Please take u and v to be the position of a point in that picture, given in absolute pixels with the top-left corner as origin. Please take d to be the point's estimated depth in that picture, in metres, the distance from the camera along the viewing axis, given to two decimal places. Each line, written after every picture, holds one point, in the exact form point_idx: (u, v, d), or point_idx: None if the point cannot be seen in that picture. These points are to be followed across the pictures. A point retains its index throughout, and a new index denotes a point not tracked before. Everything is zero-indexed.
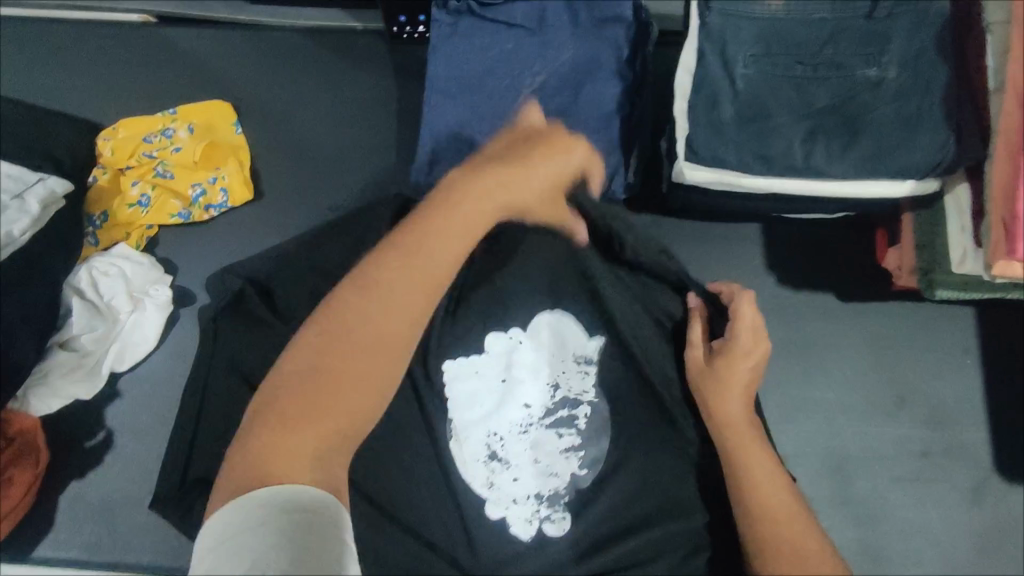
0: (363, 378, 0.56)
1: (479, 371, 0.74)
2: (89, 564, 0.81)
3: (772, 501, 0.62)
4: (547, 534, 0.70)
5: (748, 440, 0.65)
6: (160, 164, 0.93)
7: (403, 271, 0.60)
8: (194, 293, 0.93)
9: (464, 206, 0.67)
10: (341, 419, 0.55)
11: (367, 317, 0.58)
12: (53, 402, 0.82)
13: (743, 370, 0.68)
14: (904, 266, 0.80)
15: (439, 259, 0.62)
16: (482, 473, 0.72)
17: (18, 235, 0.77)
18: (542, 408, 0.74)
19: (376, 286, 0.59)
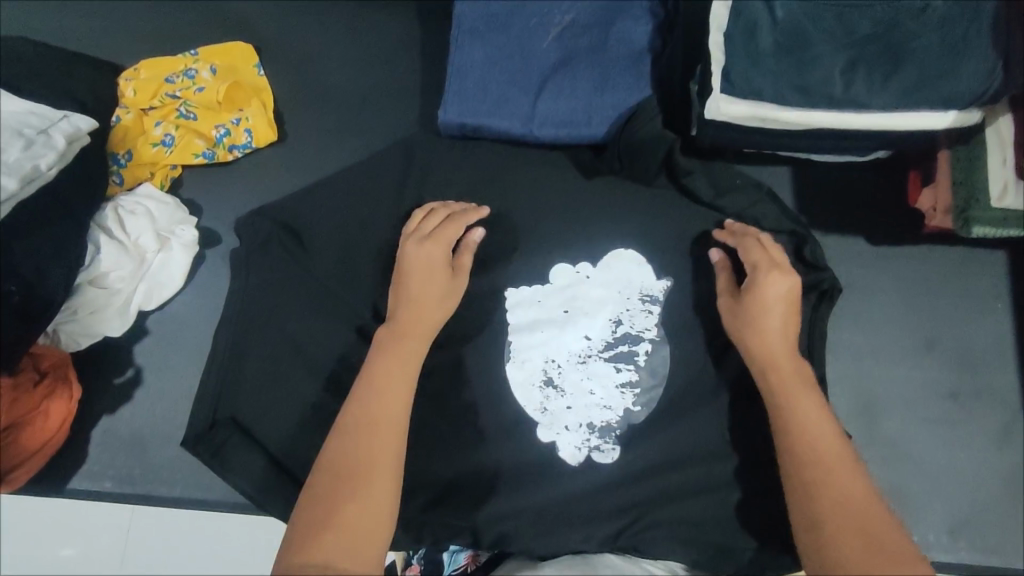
0: (370, 495, 0.61)
1: (540, 301, 0.82)
2: (123, 494, 0.83)
3: (816, 441, 0.61)
4: (595, 461, 0.77)
5: (792, 377, 0.66)
6: (183, 105, 0.92)
7: (375, 399, 0.66)
8: (219, 235, 0.93)
9: (417, 323, 0.73)
10: (363, 538, 0.59)
11: (359, 444, 0.63)
12: (82, 338, 0.84)
13: (772, 287, 0.70)
14: (939, 206, 0.79)
15: (394, 384, 0.67)
16: (538, 397, 0.79)
17: (45, 170, 0.76)
18: (603, 342, 0.80)
19: (348, 426, 0.64)
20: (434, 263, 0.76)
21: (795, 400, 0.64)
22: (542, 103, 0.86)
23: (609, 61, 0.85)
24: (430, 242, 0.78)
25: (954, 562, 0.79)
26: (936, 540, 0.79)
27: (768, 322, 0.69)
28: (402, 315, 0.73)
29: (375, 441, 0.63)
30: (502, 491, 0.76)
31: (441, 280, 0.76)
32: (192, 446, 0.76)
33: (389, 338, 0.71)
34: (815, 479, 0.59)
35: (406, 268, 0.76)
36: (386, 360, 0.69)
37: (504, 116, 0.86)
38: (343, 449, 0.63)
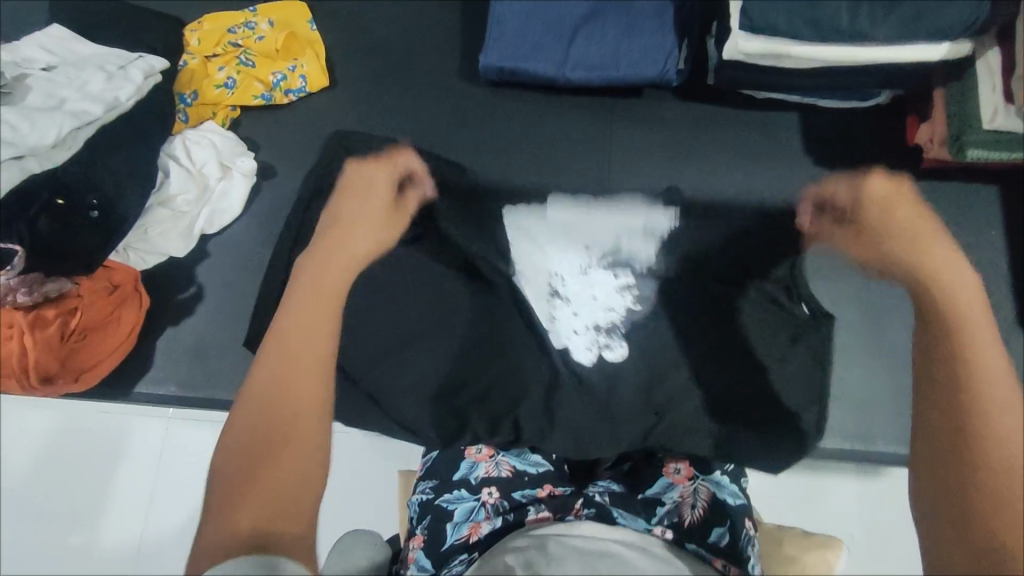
0: (301, 452, 0.52)
1: (533, 224, 0.94)
2: (186, 396, 0.90)
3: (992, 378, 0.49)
4: (606, 359, 0.88)
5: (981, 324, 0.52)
6: (243, 53, 1.00)
7: (293, 346, 0.56)
8: (274, 168, 1.00)
9: (337, 270, 0.65)
10: (296, 497, 0.51)
11: (279, 397, 0.54)
12: (150, 257, 0.92)
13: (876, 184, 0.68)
14: (936, 138, 0.87)
15: (307, 326, 0.58)
16: (546, 307, 0.90)
17: (124, 100, 0.86)
18: (600, 253, 0.92)
19: (264, 379, 0.55)
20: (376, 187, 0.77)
21: (966, 313, 0.52)
22: (573, 50, 0.94)
23: (634, 11, 0.93)
24: (355, 174, 0.79)
25: None
26: None
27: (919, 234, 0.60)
28: (324, 265, 0.65)
29: (291, 394, 0.54)
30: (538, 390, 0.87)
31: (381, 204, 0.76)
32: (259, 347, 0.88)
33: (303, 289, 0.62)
34: (971, 417, 0.48)
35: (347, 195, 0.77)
36: (300, 308, 0.59)
37: (540, 60, 0.95)
38: (253, 411, 0.53)
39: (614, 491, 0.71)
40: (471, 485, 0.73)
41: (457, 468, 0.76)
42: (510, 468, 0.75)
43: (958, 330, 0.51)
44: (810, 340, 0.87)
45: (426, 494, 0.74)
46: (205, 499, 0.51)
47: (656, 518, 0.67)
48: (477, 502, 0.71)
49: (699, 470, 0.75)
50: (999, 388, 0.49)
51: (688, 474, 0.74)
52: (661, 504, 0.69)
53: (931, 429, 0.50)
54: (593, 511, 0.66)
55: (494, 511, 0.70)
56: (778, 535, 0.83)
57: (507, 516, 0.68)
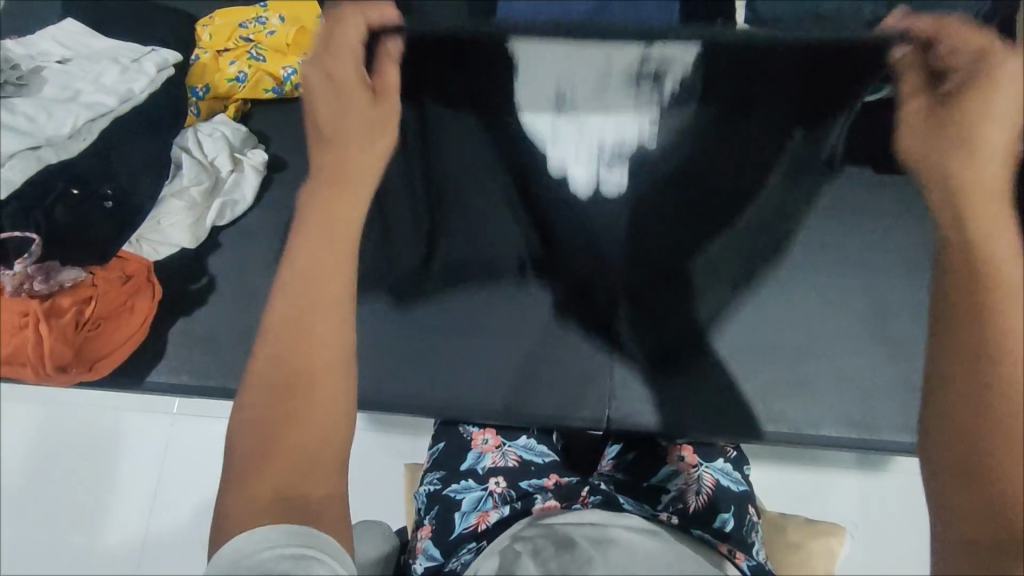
0: (321, 406, 0.51)
1: (542, 51, 0.82)
2: (199, 386, 0.90)
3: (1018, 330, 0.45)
4: (605, 187, 0.94)
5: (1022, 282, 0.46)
6: (254, 48, 1.01)
7: (309, 294, 0.53)
8: (284, 162, 1.01)
9: (345, 195, 0.58)
10: (321, 456, 0.50)
11: (297, 348, 0.52)
12: (161, 248, 0.93)
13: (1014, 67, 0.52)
14: None
15: (317, 267, 0.54)
16: (548, 119, 0.90)
17: (138, 92, 0.87)
18: (625, 74, 0.84)
19: (280, 328, 0.53)
20: (348, 76, 0.62)
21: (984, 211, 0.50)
22: None
23: None
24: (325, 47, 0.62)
25: None
26: None
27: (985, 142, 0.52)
28: (328, 188, 0.58)
29: (314, 344, 0.52)
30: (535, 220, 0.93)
31: (355, 97, 0.62)
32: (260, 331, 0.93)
33: (312, 227, 0.56)
34: (995, 366, 0.45)
35: (325, 81, 0.61)
36: (311, 253, 0.55)
37: None
38: (273, 356, 0.52)
39: (618, 480, 0.80)
40: (478, 475, 0.81)
41: (464, 459, 0.84)
42: (517, 459, 0.84)
43: (997, 283, 0.47)
44: (786, 292, 0.94)
45: (434, 485, 0.82)
46: (229, 454, 0.51)
47: (661, 504, 0.75)
48: (486, 492, 0.79)
49: (702, 457, 0.84)
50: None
51: (692, 462, 0.82)
52: (666, 492, 0.78)
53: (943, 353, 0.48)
54: (599, 498, 0.73)
55: (502, 500, 0.77)
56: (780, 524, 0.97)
57: (514, 504, 0.76)
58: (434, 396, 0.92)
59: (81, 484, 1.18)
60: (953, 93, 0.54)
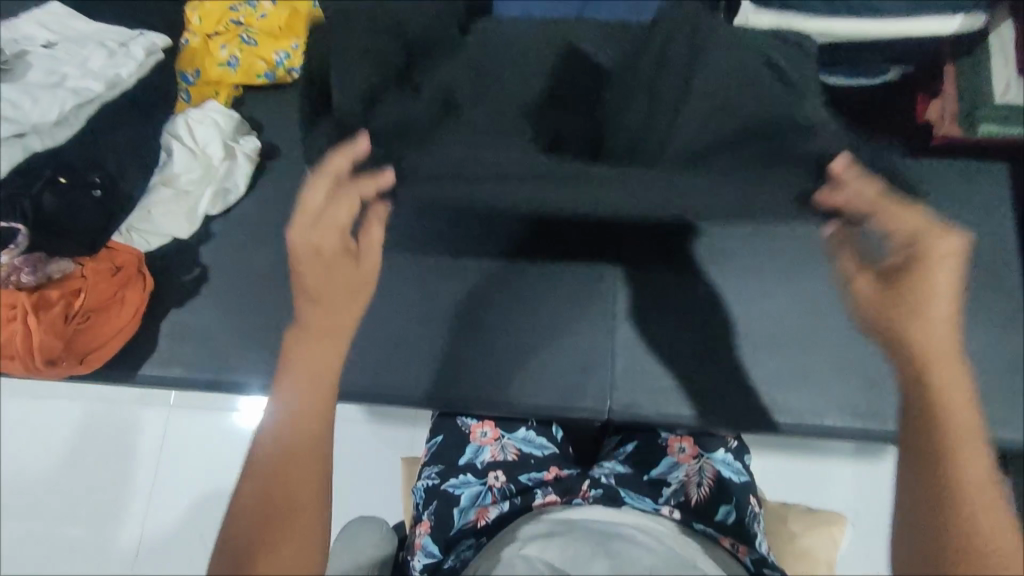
0: (307, 506, 0.56)
1: None
2: (193, 378, 0.89)
3: (971, 471, 0.54)
4: None
5: (967, 431, 0.55)
6: (245, 32, 0.98)
7: (295, 401, 0.60)
8: (278, 149, 0.99)
9: (339, 322, 0.66)
10: (297, 558, 0.54)
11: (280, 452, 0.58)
12: (153, 240, 0.91)
13: (943, 251, 0.61)
14: (947, 113, 0.88)
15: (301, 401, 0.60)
16: None
17: (126, 77, 0.84)
18: None
19: (270, 436, 0.59)
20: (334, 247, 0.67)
21: (946, 381, 0.57)
22: None
23: None
24: (315, 223, 0.68)
25: None
26: None
27: (931, 305, 0.59)
28: (315, 324, 0.65)
29: (295, 458, 0.58)
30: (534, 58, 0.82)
31: (338, 268, 0.67)
32: (236, 288, 0.92)
33: (303, 346, 0.64)
34: (949, 494, 0.53)
35: (303, 256, 0.68)
36: (303, 365, 0.62)
37: None
38: (261, 471, 0.57)
39: (619, 472, 0.81)
40: (477, 469, 0.84)
41: (463, 453, 0.86)
42: (516, 452, 0.86)
43: (954, 438, 0.55)
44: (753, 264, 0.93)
45: (432, 480, 0.84)
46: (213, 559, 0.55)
47: (664, 497, 0.76)
48: (485, 487, 0.81)
49: (702, 448, 0.86)
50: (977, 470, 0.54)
51: (692, 453, 0.84)
52: (667, 485, 0.79)
53: (915, 487, 0.55)
54: (600, 493, 0.75)
55: (501, 496, 0.79)
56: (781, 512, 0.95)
57: (513, 500, 0.77)
58: (433, 387, 0.91)
59: (78, 479, 1.17)
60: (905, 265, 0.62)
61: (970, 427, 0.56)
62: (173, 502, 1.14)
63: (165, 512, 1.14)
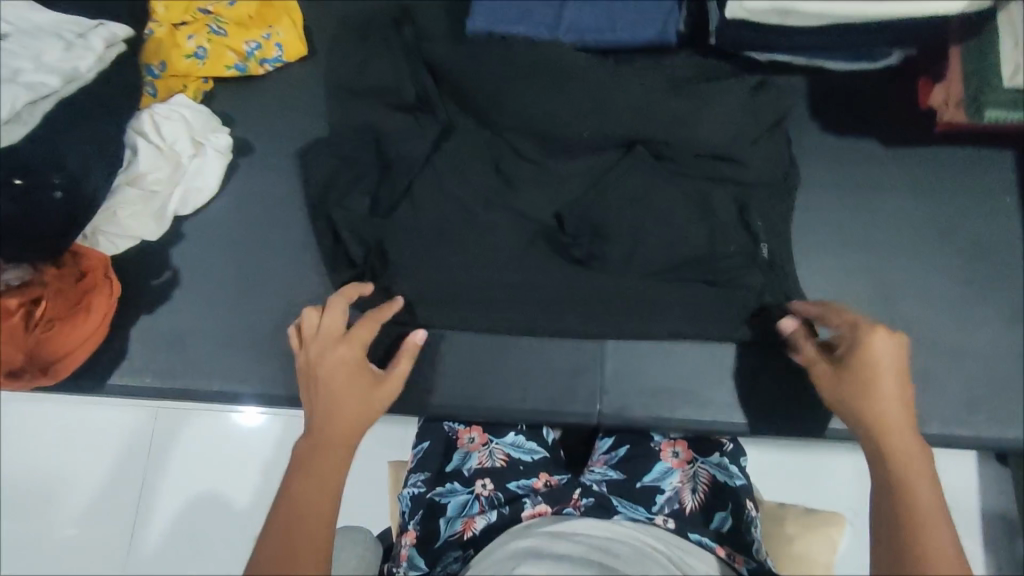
0: None
1: None
2: (165, 385, 0.85)
3: (931, 558, 0.54)
4: None
5: (931, 514, 0.57)
6: (214, 21, 0.94)
7: (295, 506, 0.61)
8: (252, 145, 0.94)
9: (342, 428, 0.66)
10: None
11: (274, 569, 0.57)
12: (120, 242, 0.86)
13: (882, 348, 0.62)
14: (952, 97, 0.83)
15: (305, 518, 0.60)
16: None
17: (84, 71, 0.80)
18: None
19: (265, 555, 0.58)
20: (349, 366, 0.69)
21: (897, 459, 0.59)
22: (566, 14, 0.88)
23: None
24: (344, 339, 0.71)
25: (969, 435, 0.82)
26: (954, 415, 0.82)
27: (883, 393, 0.61)
28: (315, 435, 0.65)
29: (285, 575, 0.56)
30: (517, 140, 0.86)
31: (353, 382, 0.68)
32: (209, 291, 0.88)
33: (302, 456, 0.65)
34: None
35: (317, 379, 0.68)
36: (300, 475, 0.63)
37: (531, 26, 0.88)
38: None
39: (611, 480, 0.78)
40: (465, 477, 0.80)
41: (450, 460, 0.83)
42: (504, 458, 0.82)
43: (909, 518, 0.56)
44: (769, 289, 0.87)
45: (418, 487, 0.81)
46: None
47: (657, 505, 0.74)
48: (472, 496, 0.78)
49: (697, 452, 0.82)
50: (942, 561, 0.54)
51: (687, 458, 0.81)
52: (661, 492, 0.76)
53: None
54: (591, 501, 0.73)
55: (488, 505, 0.76)
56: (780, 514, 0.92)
57: (500, 509, 0.74)
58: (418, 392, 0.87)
59: (57, 486, 1.13)
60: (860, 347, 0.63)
61: (936, 520, 0.56)
62: (155, 509, 1.11)
63: (148, 519, 1.11)
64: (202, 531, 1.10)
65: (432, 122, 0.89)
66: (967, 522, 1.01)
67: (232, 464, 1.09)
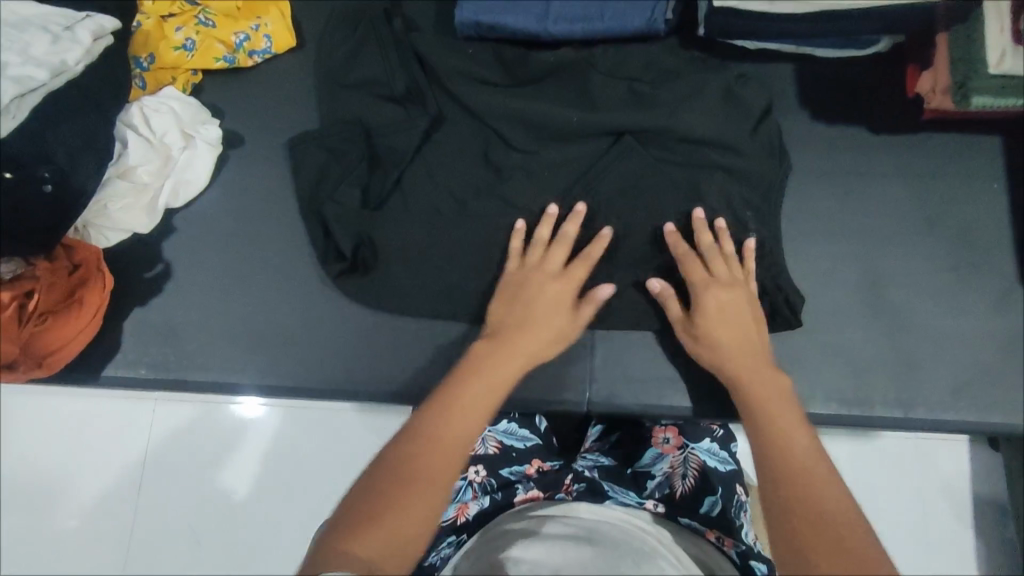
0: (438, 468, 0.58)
1: None
2: (158, 377, 0.86)
3: (788, 449, 0.60)
4: None
5: (785, 419, 0.64)
6: (202, 12, 0.94)
7: (471, 386, 0.66)
8: (242, 137, 0.94)
9: (525, 340, 0.73)
10: (413, 511, 0.55)
11: (440, 423, 0.62)
12: (112, 235, 0.87)
13: (712, 294, 0.76)
14: (938, 85, 0.82)
15: (471, 400, 0.64)
16: None
17: (72, 65, 0.79)
18: None
19: (435, 405, 0.64)
20: (559, 292, 0.78)
21: (757, 384, 0.70)
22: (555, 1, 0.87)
23: None
24: (546, 271, 0.79)
25: (955, 420, 0.83)
26: (939, 401, 0.83)
27: (716, 329, 0.75)
28: (507, 335, 0.74)
29: (444, 431, 0.61)
30: (508, 132, 0.87)
31: (558, 306, 0.77)
32: (200, 283, 0.89)
33: (490, 346, 0.72)
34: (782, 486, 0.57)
35: (524, 287, 0.78)
36: (481, 361, 0.70)
37: (519, 14, 0.87)
38: (415, 433, 0.61)
39: (603, 465, 0.79)
40: None
41: None
42: (497, 445, 0.82)
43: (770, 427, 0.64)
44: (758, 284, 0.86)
45: None
46: (349, 492, 0.59)
47: (647, 491, 0.75)
48: (465, 482, 0.79)
49: (688, 438, 0.82)
50: (798, 452, 0.60)
51: (678, 444, 0.82)
52: (651, 477, 0.78)
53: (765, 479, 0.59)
54: (583, 487, 0.75)
55: (481, 491, 0.78)
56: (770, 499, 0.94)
57: (494, 495, 0.76)
58: None
59: (59, 475, 1.14)
60: (699, 296, 0.77)
61: (792, 422, 0.64)
62: (154, 498, 1.12)
63: (148, 508, 1.12)
64: (202, 520, 1.11)
65: (422, 113, 0.89)
66: (956, 506, 1.02)
67: (231, 453, 1.11)
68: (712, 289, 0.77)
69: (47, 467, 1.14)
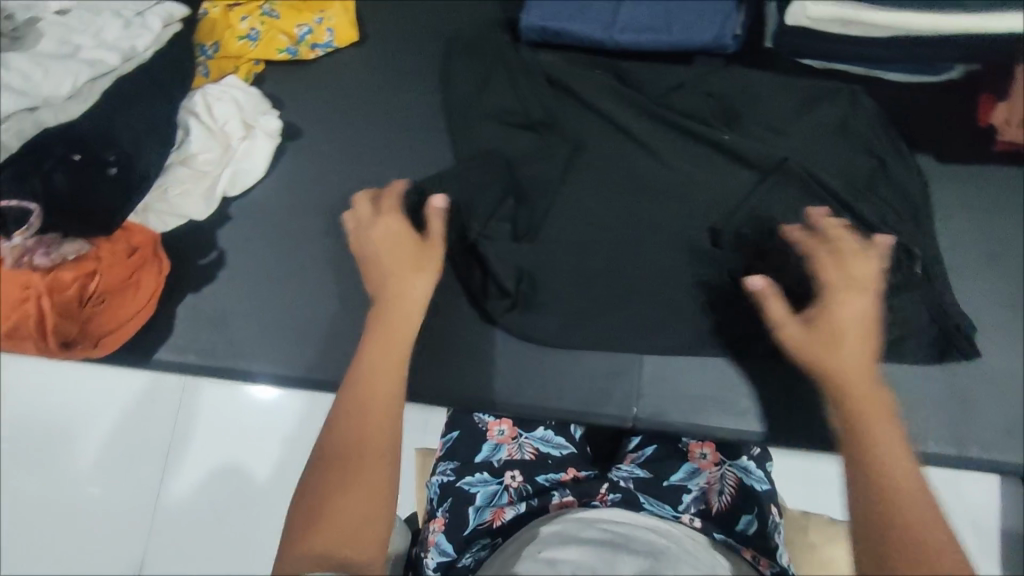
0: (375, 446, 0.59)
1: None
2: (206, 364, 0.87)
3: (888, 456, 0.57)
4: None
5: (880, 416, 0.59)
6: (267, 3, 0.94)
7: (378, 351, 0.64)
8: (300, 129, 0.94)
9: (412, 288, 0.68)
10: (363, 492, 0.57)
11: (359, 398, 0.61)
12: (170, 220, 0.88)
13: (849, 303, 0.64)
14: (1014, 117, 0.80)
15: (384, 359, 0.63)
16: None
17: (142, 50, 0.83)
18: None
19: (356, 377, 0.62)
20: (404, 233, 0.72)
21: (863, 398, 0.60)
22: (623, 11, 0.87)
23: None
24: (371, 215, 0.73)
25: (1003, 460, 0.81)
26: (989, 439, 0.82)
27: (840, 331, 0.63)
28: (397, 288, 0.68)
29: (370, 404, 0.61)
30: (618, 160, 0.87)
31: (406, 247, 0.71)
32: (252, 273, 0.89)
33: (384, 303, 0.68)
34: (877, 487, 0.55)
35: (370, 239, 0.72)
36: (380, 320, 0.66)
37: (586, 22, 0.88)
38: (344, 415, 0.60)
39: (639, 477, 0.76)
40: (494, 467, 0.78)
41: (480, 450, 0.80)
42: (534, 451, 0.80)
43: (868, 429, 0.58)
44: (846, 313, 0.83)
45: (447, 475, 0.77)
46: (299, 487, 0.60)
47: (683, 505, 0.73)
48: (501, 487, 0.76)
49: (724, 455, 0.80)
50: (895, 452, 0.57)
51: (714, 459, 0.79)
52: (687, 491, 0.74)
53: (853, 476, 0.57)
54: (618, 497, 0.71)
55: (518, 496, 0.74)
56: (803, 523, 0.93)
57: (531, 501, 0.73)
58: (456, 383, 0.88)
59: (93, 448, 1.15)
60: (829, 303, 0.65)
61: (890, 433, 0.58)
62: (186, 476, 1.13)
63: (178, 486, 1.13)
64: (231, 501, 1.12)
65: (482, 114, 0.88)
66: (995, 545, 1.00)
67: (264, 438, 1.12)
68: (849, 295, 0.64)
69: (83, 439, 1.16)
